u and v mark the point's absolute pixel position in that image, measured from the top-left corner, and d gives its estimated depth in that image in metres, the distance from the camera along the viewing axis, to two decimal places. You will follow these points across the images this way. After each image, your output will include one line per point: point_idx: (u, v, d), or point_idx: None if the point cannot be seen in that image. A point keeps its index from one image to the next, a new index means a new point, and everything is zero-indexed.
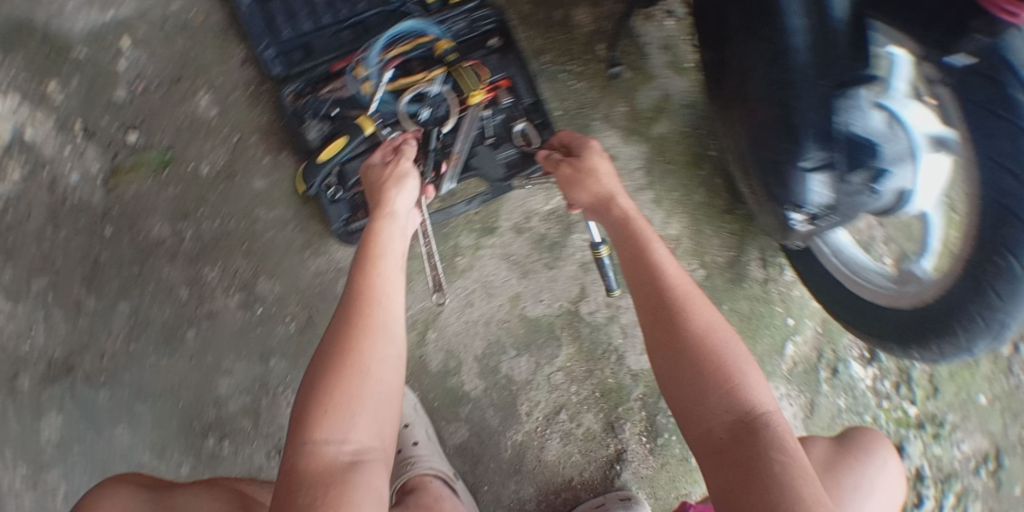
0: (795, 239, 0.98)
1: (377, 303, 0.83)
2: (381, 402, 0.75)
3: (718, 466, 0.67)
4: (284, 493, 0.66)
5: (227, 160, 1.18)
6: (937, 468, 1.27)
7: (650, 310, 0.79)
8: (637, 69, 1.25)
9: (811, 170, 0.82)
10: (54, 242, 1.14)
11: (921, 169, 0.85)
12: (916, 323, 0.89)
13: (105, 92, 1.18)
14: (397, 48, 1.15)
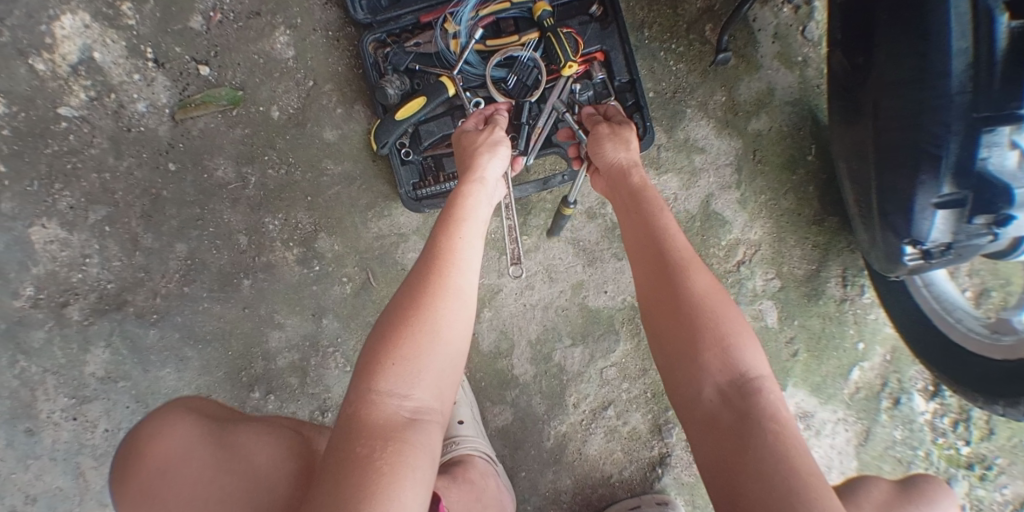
0: (898, 274, 0.94)
1: (459, 261, 0.80)
2: (446, 360, 0.74)
3: (709, 431, 0.65)
4: (342, 441, 0.66)
5: (300, 106, 1.13)
6: (976, 508, 1.22)
7: (652, 265, 0.76)
8: (743, 57, 1.16)
9: (941, 204, 0.79)
10: (117, 173, 1.11)
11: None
12: (1010, 375, 0.86)
13: (180, 18, 1.12)
14: (491, 6, 1.06)
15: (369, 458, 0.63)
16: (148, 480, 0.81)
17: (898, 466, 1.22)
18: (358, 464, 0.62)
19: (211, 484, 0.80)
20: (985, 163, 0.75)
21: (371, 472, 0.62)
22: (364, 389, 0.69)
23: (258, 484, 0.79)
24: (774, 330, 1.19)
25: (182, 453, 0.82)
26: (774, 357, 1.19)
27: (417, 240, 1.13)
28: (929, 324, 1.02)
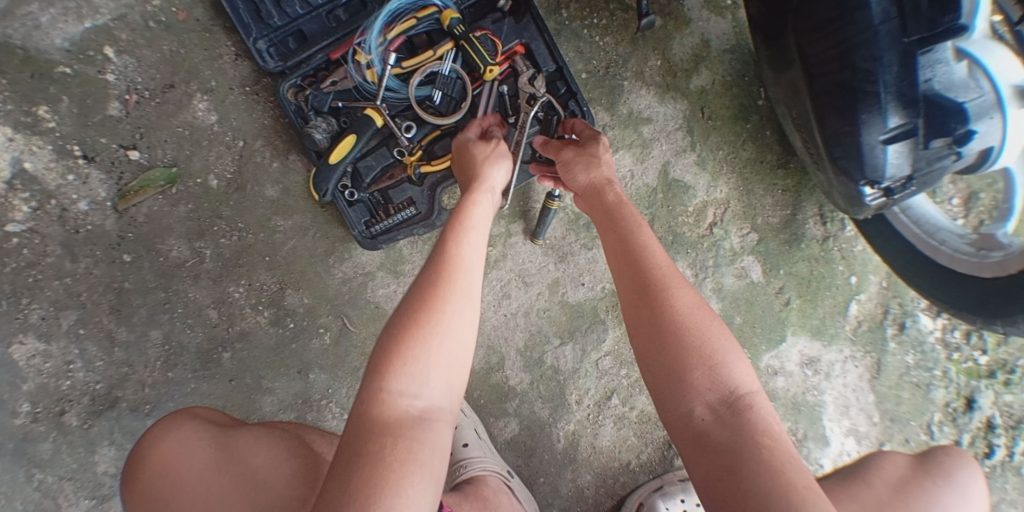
0: (865, 213, 0.89)
1: (464, 267, 0.76)
2: (455, 357, 0.71)
3: (702, 454, 0.63)
4: (350, 441, 0.63)
5: (236, 169, 1.11)
6: (1007, 415, 1.21)
7: (634, 286, 0.74)
8: (670, 14, 1.10)
9: (889, 139, 0.74)
10: (77, 275, 1.10)
11: (1010, 124, 0.77)
12: (1004, 294, 0.84)
13: (98, 108, 1.11)
14: (399, 25, 1.03)
15: (381, 454, 0.60)
16: (152, 487, 0.80)
17: (916, 389, 1.20)
18: (368, 461, 0.60)
19: (211, 486, 0.80)
20: (926, 83, 0.73)
21: (381, 470, 0.59)
22: (373, 388, 0.66)
23: (256, 483, 0.80)
24: (760, 284, 1.14)
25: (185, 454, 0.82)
26: (768, 310, 1.15)
27: (384, 275, 1.12)
28: (914, 251, 0.99)
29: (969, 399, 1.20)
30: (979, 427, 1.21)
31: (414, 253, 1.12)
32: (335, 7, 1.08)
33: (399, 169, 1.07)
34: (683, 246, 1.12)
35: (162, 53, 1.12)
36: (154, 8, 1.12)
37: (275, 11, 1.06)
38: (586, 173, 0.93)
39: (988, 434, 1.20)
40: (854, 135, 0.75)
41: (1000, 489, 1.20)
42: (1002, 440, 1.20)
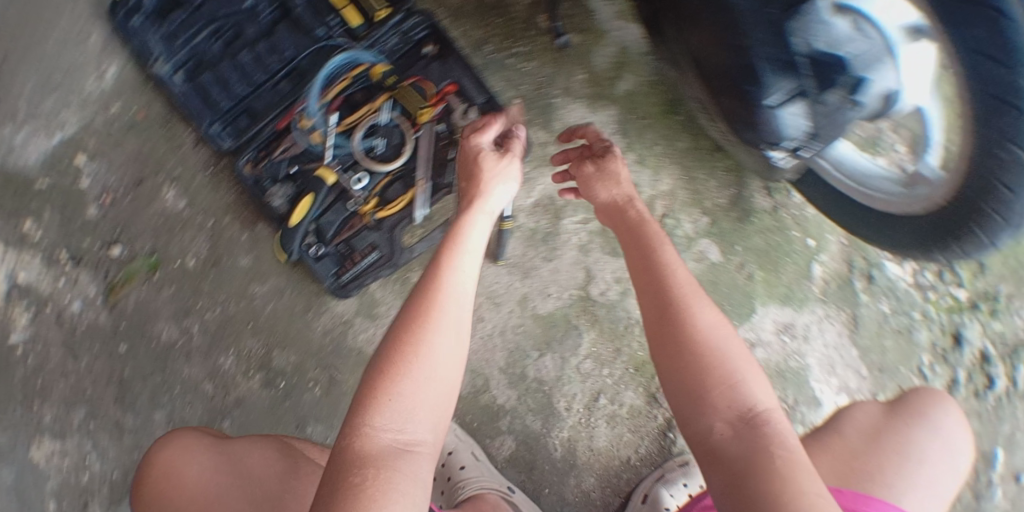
0: (785, 173, 0.94)
1: (452, 293, 0.76)
2: (443, 389, 0.71)
3: (718, 464, 0.66)
4: (336, 474, 0.63)
5: (210, 246, 1.18)
6: (1002, 343, 1.22)
7: (654, 310, 0.78)
8: (586, 30, 1.18)
9: (779, 103, 0.78)
10: (80, 373, 1.18)
11: (906, 66, 0.77)
12: (935, 227, 0.84)
13: (78, 214, 1.19)
14: (335, 87, 1.12)
15: (365, 485, 0.61)
16: (156, 485, 0.86)
17: (899, 336, 1.21)
18: (349, 494, 0.60)
19: (210, 482, 0.85)
20: (809, 44, 0.74)
21: (365, 501, 0.60)
22: (357, 422, 0.66)
23: (252, 479, 0.86)
24: (720, 263, 1.18)
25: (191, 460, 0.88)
26: (733, 287, 1.18)
27: (362, 320, 1.18)
28: (855, 203, 0.98)
29: (956, 335, 1.22)
30: (975, 360, 1.23)
31: (386, 294, 1.18)
32: (277, 81, 1.15)
33: (358, 218, 1.13)
34: None
35: (127, 152, 1.21)
36: (114, 113, 1.21)
37: (223, 95, 1.15)
38: (609, 190, 0.94)
39: (985, 366, 1.22)
40: (750, 106, 0.80)
41: (1011, 418, 1.21)
42: (1002, 369, 1.22)
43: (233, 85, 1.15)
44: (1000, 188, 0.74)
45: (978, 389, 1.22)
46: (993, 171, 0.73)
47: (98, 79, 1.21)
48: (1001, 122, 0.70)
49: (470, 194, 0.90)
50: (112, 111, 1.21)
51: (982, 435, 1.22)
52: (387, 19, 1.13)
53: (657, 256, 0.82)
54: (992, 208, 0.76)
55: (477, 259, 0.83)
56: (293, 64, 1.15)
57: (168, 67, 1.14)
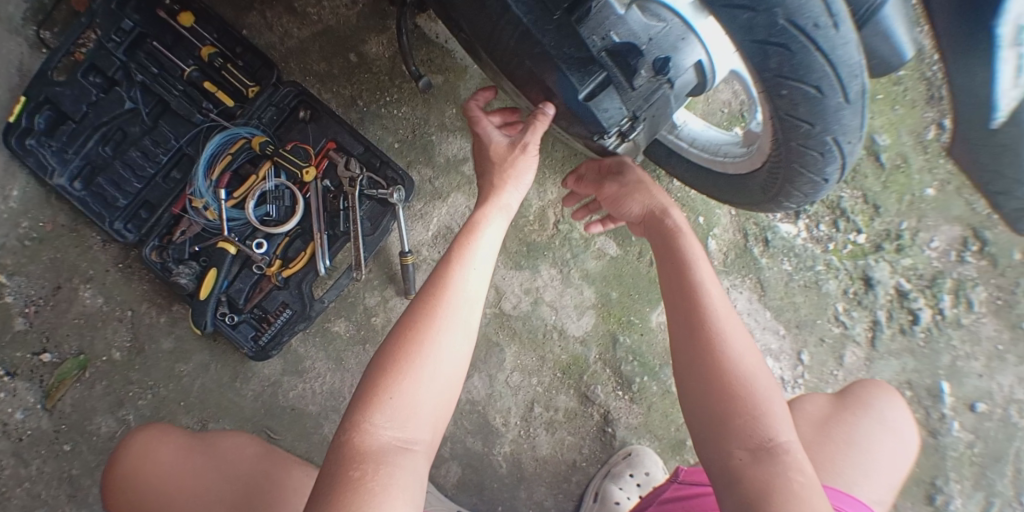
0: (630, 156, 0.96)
1: (466, 293, 0.73)
2: (450, 389, 0.70)
3: (732, 485, 0.69)
4: (334, 467, 0.64)
5: (132, 336, 1.22)
6: (917, 278, 1.26)
7: (687, 331, 0.78)
8: (446, 68, 1.28)
9: (589, 96, 0.80)
10: (33, 478, 1.17)
11: (706, 37, 0.79)
12: (775, 177, 0.81)
13: (7, 329, 1.20)
14: (219, 165, 1.18)
15: (363, 480, 0.62)
16: (131, 473, 0.89)
17: (808, 291, 1.25)
18: (350, 488, 0.61)
19: (186, 464, 0.90)
20: (605, 37, 0.78)
21: (364, 497, 0.60)
22: (358, 417, 0.66)
23: (225, 462, 0.91)
24: (620, 256, 1.23)
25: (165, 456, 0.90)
26: (638, 275, 1.23)
27: (289, 378, 1.22)
28: (708, 172, 0.99)
29: (867, 277, 1.26)
30: (894, 298, 1.27)
31: (308, 349, 1.22)
32: (168, 170, 1.21)
33: (265, 280, 1.19)
34: (539, 250, 1.23)
35: (42, 263, 1.21)
36: (24, 229, 1.21)
37: (118, 193, 1.19)
38: (638, 202, 0.94)
39: (904, 302, 1.26)
40: (566, 105, 0.83)
41: (949, 349, 1.26)
42: (922, 302, 1.26)
43: (127, 183, 1.20)
44: (801, 124, 0.68)
45: (903, 326, 1.26)
46: (789, 113, 0.67)
47: (2, 200, 1.20)
48: (774, 62, 0.61)
49: (489, 192, 0.83)
50: (23, 227, 1.21)
51: (923, 371, 1.25)
52: (259, 93, 1.20)
53: (692, 274, 0.82)
54: (803, 143, 0.71)
55: (490, 259, 0.78)
56: (180, 152, 1.21)
57: (64, 177, 1.17)
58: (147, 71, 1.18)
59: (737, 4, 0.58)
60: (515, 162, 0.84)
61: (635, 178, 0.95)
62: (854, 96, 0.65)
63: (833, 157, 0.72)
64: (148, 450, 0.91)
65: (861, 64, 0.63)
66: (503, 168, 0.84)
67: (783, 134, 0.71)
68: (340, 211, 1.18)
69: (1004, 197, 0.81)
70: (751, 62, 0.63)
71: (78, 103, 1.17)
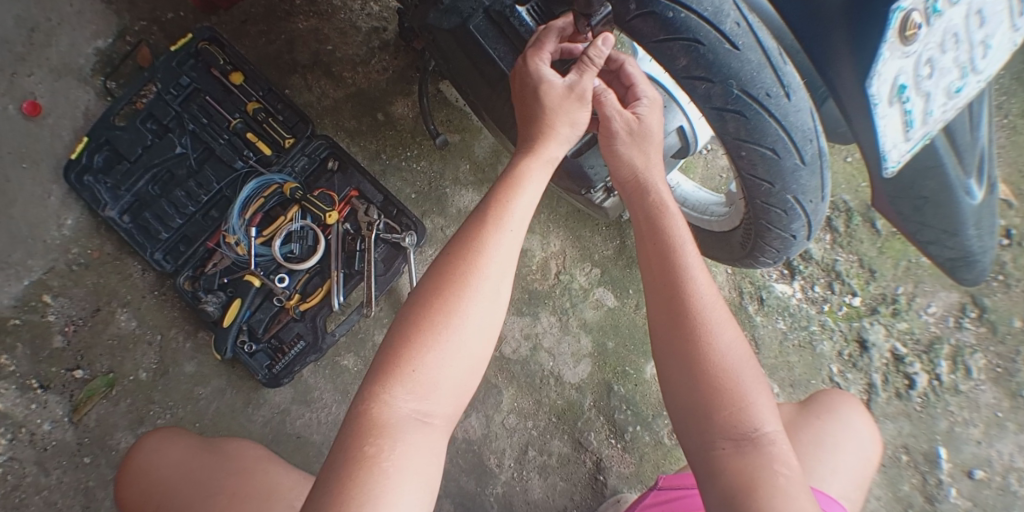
0: (616, 208, 1.12)
1: (481, 265, 0.71)
2: (464, 364, 0.69)
3: (715, 474, 0.66)
4: (347, 440, 0.63)
5: (158, 359, 1.31)
6: (914, 342, 1.29)
7: (665, 301, 0.73)
8: (463, 129, 1.41)
9: (576, 153, 0.97)
10: (52, 487, 1.24)
11: (688, 108, 0.96)
12: (750, 233, 0.97)
13: (46, 344, 1.30)
14: (253, 206, 1.29)
15: (376, 458, 0.61)
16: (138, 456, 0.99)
17: (802, 350, 1.28)
18: (362, 465, 0.61)
19: (187, 450, 0.98)
20: None
21: (376, 475, 0.60)
22: (377, 388, 0.65)
23: (220, 453, 0.99)
24: (617, 307, 1.31)
25: (162, 462, 0.97)
26: (633, 326, 1.30)
27: (298, 407, 1.30)
28: (697, 229, 1.14)
29: (861, 340, 1.29)
30: (890, 362, 1.29)
31: (318, 379, 1.31)
32: (206, 209, 1.33)
33: (283, 313, 1.29)
34: (540, 298, 1.30)
35: (84, 287, 1.32)
36: (73, 255, 1.33)
37: (161, 227, 1.31)
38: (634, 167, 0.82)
39: (901, 366, 1.28)
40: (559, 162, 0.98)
41: (945, 413, 1.26)
42: (918, 367, 1.27)
43: (169, 218, 1.31)
44: (763, 182, 0.84)
45: (899, 390, 1.27)
46: (751, 172, 0.84)
47: (59, 228, 1.33)
48: (732, 127, 0.79)
49: (537, 142, 0.80)
50: (72, 253, 1.33)
51: (919, 436, 1.25)
52: (294, 144, 1.33)
53: (671, 241, 0.76)
54: (767, 200, 0.86)
55: (524, 222, 0.76)
56: (218, 194, 1.33)
57: (114, 211, 1.30)
58: (198, 121, 1.33)
59: (701, 80, 0.76)
60: (570, 111, 0.80)
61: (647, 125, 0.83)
62: (809, 159, 0.81)
63: (796, 214, 0.87)
64: (148, 461, 0.97)
65: (814, 133, 0.79)
66: (557, 115, 0.80)
67: (750, 191, 0.87)
68: (356, 251, 1.29)
69: (936, 245, 0.87)
70: (716, 126, 0.81)
71: (134, 146, 1.31)
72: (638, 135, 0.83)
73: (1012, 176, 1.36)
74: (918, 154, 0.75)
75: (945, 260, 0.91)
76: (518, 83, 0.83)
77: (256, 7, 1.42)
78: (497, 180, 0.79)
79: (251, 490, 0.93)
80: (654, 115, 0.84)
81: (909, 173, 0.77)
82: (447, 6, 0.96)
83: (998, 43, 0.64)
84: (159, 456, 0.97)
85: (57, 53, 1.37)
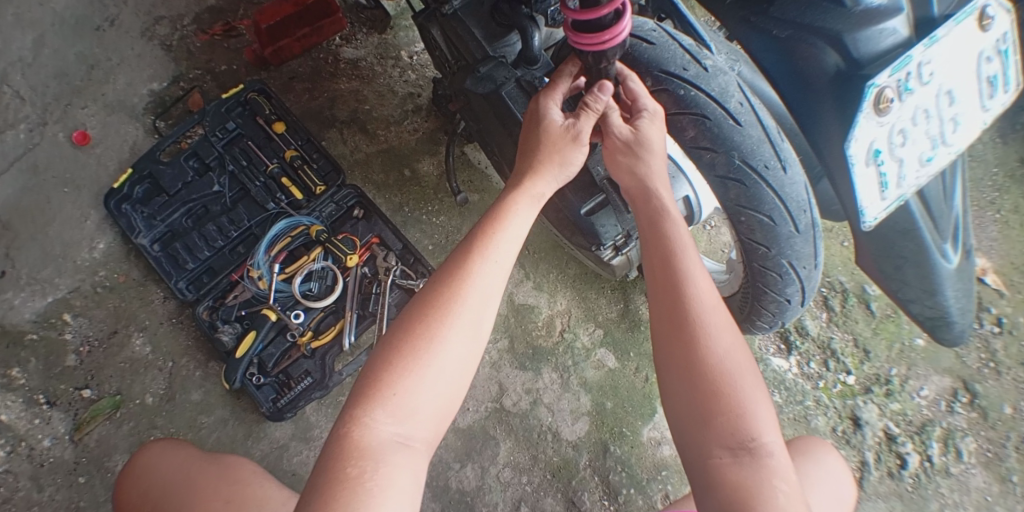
0: (622, 269, 1.19)
1: (465, 292, 0.74)
2: (445, 388, 0.71)
3: (712, 488, 0.69)
4: (329, 460, 0.65)
5: (166, 384, 1.34)
6: (906, 423, 1.31)
7: (665, 313, 0.77)
8: (483, 189, 1.51)
9: (590, 211, 1.05)
10: (41, 504, 1.24)
11: (693, 180, 1.05)
12: (749, 299, 1.03)
13: (59, 361, 1.33)
14: (279, 244, 1.36)
15: (360, 478, 0.63)
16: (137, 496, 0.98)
17: (797, 424, 1.30)
18: (348, 485, 0.62)
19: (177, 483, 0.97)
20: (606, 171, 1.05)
21: (361, 493, 0.62)
22: (359, 411, 0.67)
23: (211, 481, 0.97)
24: (618, 369, 1.34)
25: (160, 471, 0.98)
26: (632, 390, 1.33)
27: (297, 443, 1.31)
28: None
29: (855, 418, 1.31)
30: (883, 442, 1.31)
31: (320, 418, 1.32)
32: (234, 244, 1.40)
33: (294, 348, 1.33)
34: (543, 355, 1.34)
35: (105, 308, 1.37)
36: (100, 277, 1.39)
37: (189, 257, 1.37)
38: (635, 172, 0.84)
39: (893, 446, 1.29)
40: (572, 219, 1.07)
41: (938, 497, 1.26)
42: (910, 448, 1.29)
43: (198, 250, 1.38)
44: (759, 246, 0.91)
45: (892, 470, 1.28)
46: (749, 237, 0.91)
47: (90, 251, 1.40)
48: (732, 192, 0.88)
49: (523, 179, 0.84)
50: (99, 276, 1.39)
51: None
52: (324, 192, 1.42)
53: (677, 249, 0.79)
54: (763, 264, 0.93)
55: (510, 255, 0.79)
56: (247, 231, 1.40)
57: (147, 238, 1.38)
58: (238, 162, 1.43)
59: (704, 148, 0.87)
60: (565, 151, 0.85)
61: (643, 139, 0.84)
62: (803, 227, 0.89)
63: (791, 279, 0.94)
64: (147, 468, 0.98)
65: (807, 205, 0.87)
66: (547, 152, 0.85)
67: (749, 254, 0.94)
68: (372, 294, 1.35)
69: (917, 304, 0.92)
70: (716, 191, 0.90)
71: (176, 181, 1.41)
72: (632, 145, 0.84)
73: (1004, 268, 1.43)
74: (894, 217, 0.82)
75: (925, 320, 0.96)
76: (527, 126, 0.89)
77: (303, 67, 1.57)
78: (485, 212, 0.82)
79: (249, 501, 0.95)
80: (654, 127, 0.84)
81: (889, 234, 0.84)
82: (482, 74, 1.06)
83: (968, 120, 0.73)
84: (158, 464, 0.98)
85: (112, 91, 1.50)
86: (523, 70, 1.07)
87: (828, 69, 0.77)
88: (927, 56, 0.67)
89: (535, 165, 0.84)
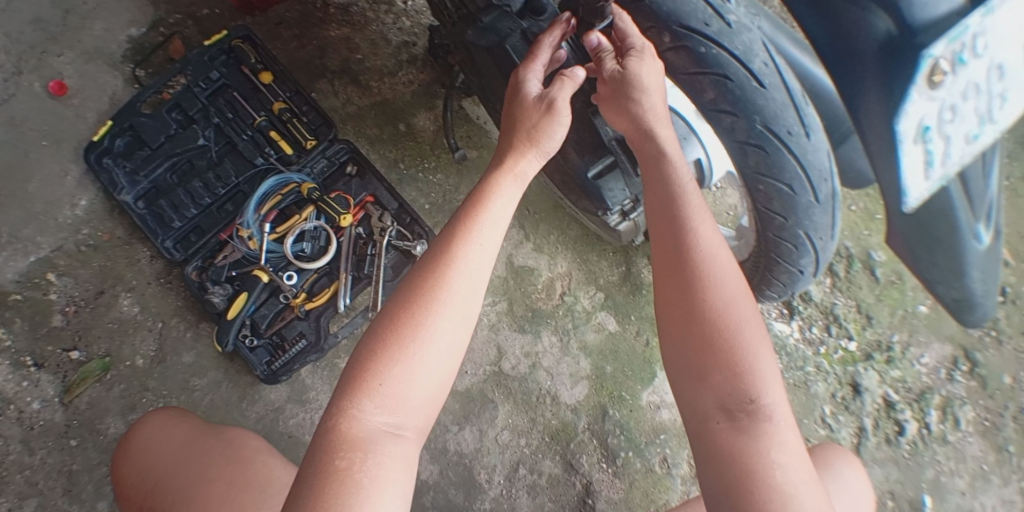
0: (627, 233, 1.15)
1: (451, 275, 0.70)
2: (435, 373, 0.68)
3: (711, 457, 0.66)
4: (319, 454, 0.63)
5: (157, 346, 1.30)
6: (905, 390, 1.31)
7: (669, 263, 0.73)
8: (482, 146, 1.45)
9: (597, 175, 1.00)
10: (34, 466, 1.23)
11: (705, 141, 1.01)
12: (760, 267, 1.01)
13: (45, 322, 1.29)
14: (269, 202, 1.31)
15: (349, 471, 0.61)
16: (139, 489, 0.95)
17: (796, 389, 1.30)
18: (335, 478, 0.60)
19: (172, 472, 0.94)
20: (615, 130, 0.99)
21: (350, 487, 0.60)
22: (347, 403, 0.65)
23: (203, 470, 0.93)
24: (618, 333, 1.33)
25: (157, 453, 0.96)
26: (632, 354, 1.32)
27: (293, 406, 1.29)
28: None
29: (854, 384, 1.31)
30: (881, 408, 1.31)
31: (316, 381, 1.30)
32: (223, 202, 1.34)
33: (288, 310, 1.30)
34: (543, 318, 1.32)
35: (90, 268, 1.32)
36: (83, 236, 1.33)
37: (175, 215, 1.32)
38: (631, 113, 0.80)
39: (891, 412, 1.30)
40: (577, 181, 1.02)
41: (932, 462, 1.27)
42: (908, 414, 1.29)
43: (185, 208, 1.33)
44: (775, 216, 0.88)
45: (889, 436, 1.29)
46: (766, 206, 0.88)
47: (72, 208, 1.34)
48: (752, 159, 0.84)
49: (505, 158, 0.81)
50: (82, 234, 1.34)
51: (906, 483, 1.26)
52: (315, 147, 1.36)
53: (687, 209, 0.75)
54: (778, 234, 0.90)
55: (497, 235, 0.76)
56: (235, 188, 1.34)
57: (130, 195, 1.31)
58: (223, 116, 1.36)
59: (726, 113, 0.81)
60: (540, 125, 0.82)
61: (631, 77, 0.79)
62: (823, 197, 0.85)
63: (806, 250, 0.91)
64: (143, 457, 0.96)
65: (828, 172, 0.84)
66: (528, 127, 0.82)
67: (765, 224, 0.91)
68: (366, 255, 1.31)
69: (942, 286, 0.90)
70: (733, 155, 0.86)
71: (158, 134, 1.34)
72: (620, 83, 0.80)
73: (1010, 237, 1.41)
74: (934, 197, 0.78)
75: (949, 301, 0.93)
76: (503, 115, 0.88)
77: (291, 13, 1.48)
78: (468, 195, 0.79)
79: (250, 483, 0.93)
80: (643, 62, 0.79)
81: (924, 214, 0.80)
82: (485, 25, 0.99)
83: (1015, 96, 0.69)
84: (160, 438, 0.97)
85: (89, 37, 1.41)
86: (529, 21, 1.00)
87: (877, 34, 0.69)
88: (984, 26, 0.61)
89: (514, 145, 0.82)
